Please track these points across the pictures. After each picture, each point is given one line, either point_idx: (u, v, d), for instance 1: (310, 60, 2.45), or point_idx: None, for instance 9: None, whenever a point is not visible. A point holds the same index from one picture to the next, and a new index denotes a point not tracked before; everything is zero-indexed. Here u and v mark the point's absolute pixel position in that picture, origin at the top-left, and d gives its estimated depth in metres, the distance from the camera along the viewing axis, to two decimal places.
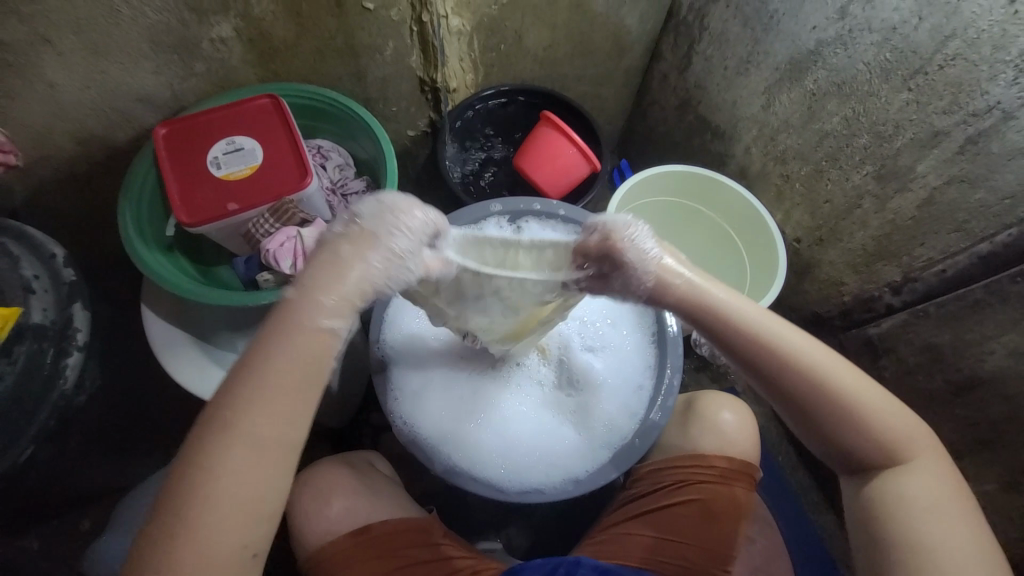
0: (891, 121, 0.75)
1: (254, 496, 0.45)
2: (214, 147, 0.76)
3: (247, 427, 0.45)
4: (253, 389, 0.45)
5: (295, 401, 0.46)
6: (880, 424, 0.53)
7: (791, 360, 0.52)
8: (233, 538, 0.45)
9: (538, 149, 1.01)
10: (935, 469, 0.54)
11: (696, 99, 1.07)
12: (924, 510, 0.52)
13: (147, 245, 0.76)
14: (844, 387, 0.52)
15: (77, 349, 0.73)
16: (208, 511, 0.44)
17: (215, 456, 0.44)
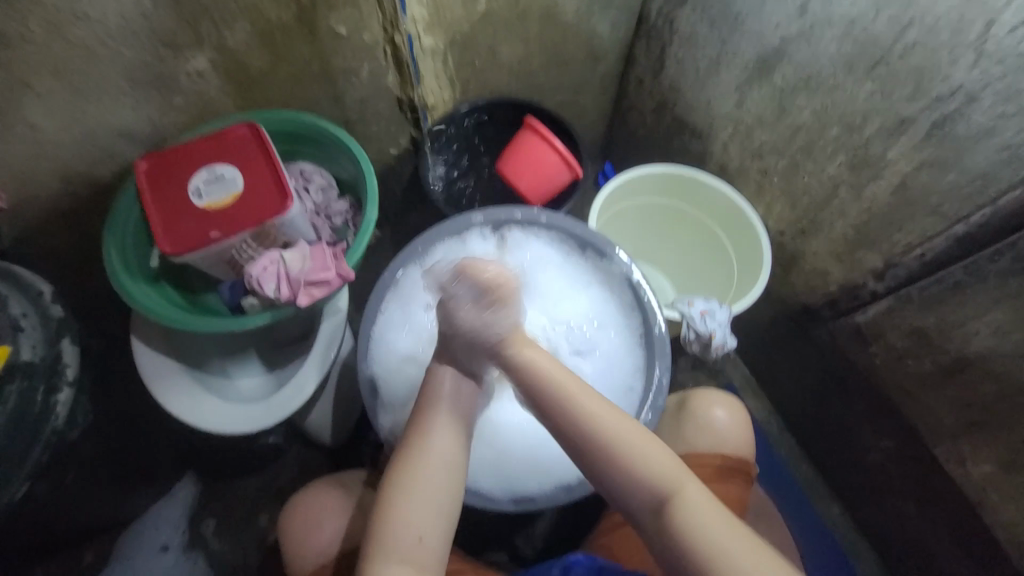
0: (859, 111, 0.76)
1: (445, 492, 0.54)
2: (195, 177, 0.77)
3: (439, 438, 0.56)
4: (437, 414, 0.58)
5: (460, 417, 0.59)
6: (640, 464, 0.54)
7: (560, 414, 0.56)
8: (418, 536, 0.53)
9: (518, 159, 1.02)
10: (700, 494, 0.53)
11: (671, 100, 1.08)
12: (704, 531, 0.50)
13: (133, 278, 0.77)
14: (581, 419, 0.55)
15: (68, 384, 0.73)
16: (418, 514, 0.53)
17: (410, 469, 0.55)
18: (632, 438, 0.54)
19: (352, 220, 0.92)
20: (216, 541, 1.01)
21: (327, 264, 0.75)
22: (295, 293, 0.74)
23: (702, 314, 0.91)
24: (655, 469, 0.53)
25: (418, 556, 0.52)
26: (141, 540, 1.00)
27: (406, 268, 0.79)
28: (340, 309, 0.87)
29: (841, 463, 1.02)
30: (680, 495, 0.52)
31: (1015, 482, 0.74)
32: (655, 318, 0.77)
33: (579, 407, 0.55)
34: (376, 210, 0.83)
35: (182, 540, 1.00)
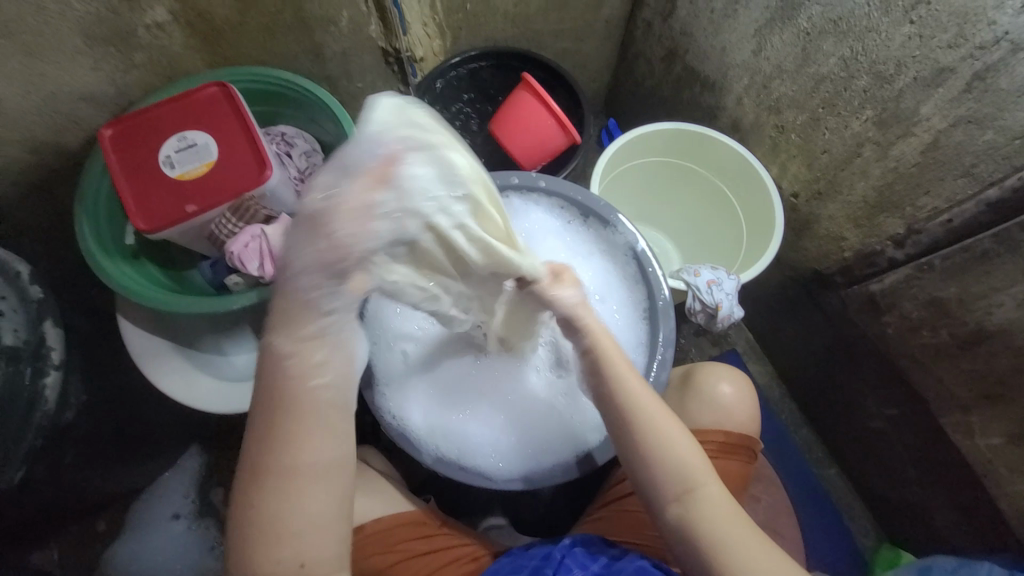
0: (892, 59, 0.69)
1: (322, 513, 0.50)
2: (165, 145, 0.72)
3: (303, 459, 0.48)
4: (294, 430, 0.47)
5: (322, 418, 0.48)
6: (677, 454, 0.55)
7: (605, 404, 0.57)
8: (290, 547, 0.49)
9: (514, 118, 0.94)
10: (719, 493, 0.56)
11: (682, 48, 0.99)
12: (724, 524, 0.54)
13: (109, 255, 0.73)
14: (637, 405, 0.56)
15: (54, 368, 0.71)
16: (278, 522, 0.48)
17: (273, 501, 0.48)
18: (672, 437, 0.56)
19: None
20: (225, 507, 1.02)
21: None
22: None
23: (709, 284, 0.87)
24: (689, 461, 0.56)
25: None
26: (156, 505, 1.03)
27: None
28: None
29: (841, 428, 1.01)
30: (699, 491, 0.55)
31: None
32: (660, 289, 0.73)
33: (626, 401, 0.56)
34: None
35: (193, 509, 1.03)
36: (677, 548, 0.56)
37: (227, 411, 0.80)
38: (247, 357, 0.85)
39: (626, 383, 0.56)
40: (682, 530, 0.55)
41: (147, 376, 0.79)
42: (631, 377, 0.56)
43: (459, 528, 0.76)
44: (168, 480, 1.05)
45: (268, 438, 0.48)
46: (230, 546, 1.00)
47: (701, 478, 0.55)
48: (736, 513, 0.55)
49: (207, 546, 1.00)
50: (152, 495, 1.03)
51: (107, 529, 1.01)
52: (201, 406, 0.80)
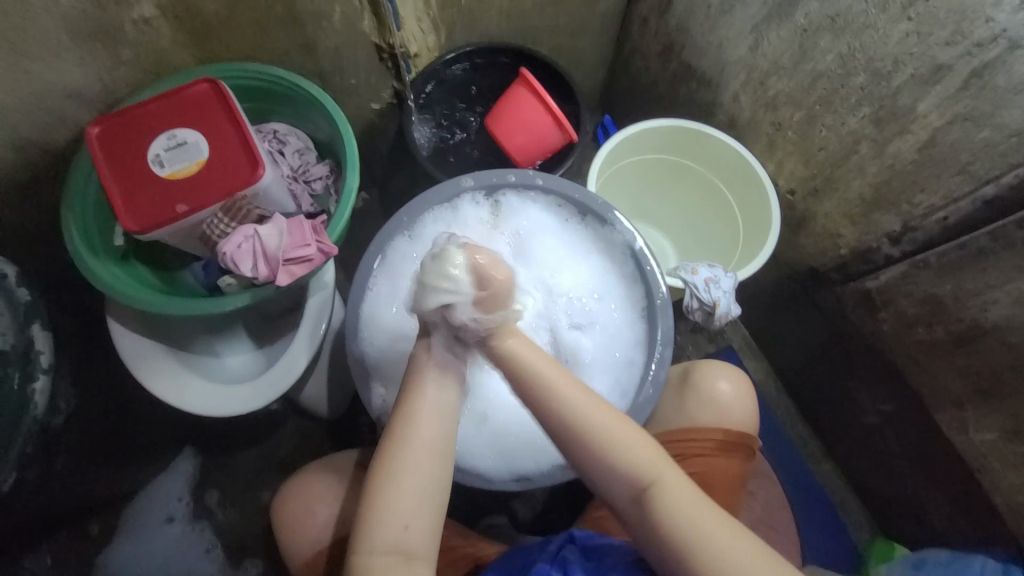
0: (889, 56, 0.69)
1: (437, 487, 0.52)
2: (154, 143, 0.70)
3: (423, 431, 0.52)
4: (421, 406, 0.53)
5: (442, 409, 0.54)
6: (624, 450, 0.54)
7: (540, 407, 0.54)
8: (405, 521, 0.50)
9: (509, 114, 0.94)
10: (681, 482, 0.54)
11: (679, 44, 0.98)
12: (695, 520, 0.52)
13: (98, 258, 0.72)
14: (574, 407, 0.53)
15: (43, 372, 0.70)
16: (396, 493, 0.50)
17: (394, 466, 0.51)
18: (616, 431, 0.54)
19: (334, 185, 0.85)
20: (221, 510, 1.01)
21: (306, 239, 0.70)
22: (274, 272, 0.69)
23: (706, 282, 0.87)
24: (636, 456, 0.54)
25: (405, 549, 0.50)
26: (148, 508, 1.01)
27: (393, 240, 0.74)
28: (327, 284, 0.83)
29: (835, 423, 1.02)
30: (657, 485, 0.54)
31: (1017, 449, 0.73)
32: (658, 288, 0.73)
33: (560, 401, 0.54)
34: (356, 175, 0.76)
35: (188, 511, 1.01)
36: (649, 546, 0.55)
37: (218, 414, 0.78)
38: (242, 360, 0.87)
39: (556, 385, 0.54)
40: (655, 532, 0.53)
41: (137, 377, 0.77)
42: (553, 372, 0.55)
43: (457, 528, 0.76)
44: (160, 483, 1.02)
45: (398, 415, 0.54)
46: (226, 549, 0.99)
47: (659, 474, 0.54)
48: (705, 504, 0.53)
49: (203, 550, 0.99)
50: (144, 500, 1.01)
51: (102, 531, 0.98)
52: (190, 409, 0.77)
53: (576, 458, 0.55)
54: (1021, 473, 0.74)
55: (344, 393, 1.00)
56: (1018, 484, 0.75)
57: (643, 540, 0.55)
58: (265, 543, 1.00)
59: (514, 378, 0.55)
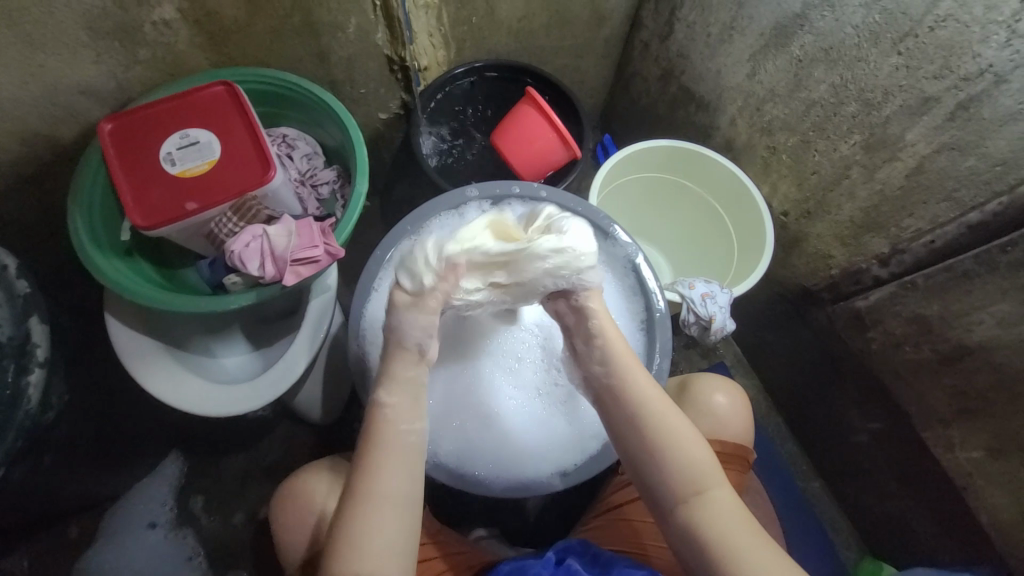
0: (880, 87, 0.73)
1: (392, 537, 0.53)
2: (166, 142, 0.71)
3: (381, 485, 0.54)
4: (383, 461, 0.55)
5: (402, 456, 0.56)
6: (684, 452, 0.57)
7: (618, 407, 0.60)
8: (371, 572, 0.51)
9: (515, 129, 0.96)
10: (730, 497, 0.56)
11: (679, 69, 1.02)
12: (733, 531, 0.54)
13: (103, 252, 0.72)
14: (642, 396, 0.60)
15: (38, 366, 0.69)
16: (360, 549, 0.52)
17: (359, 521, 0.53)
18: (681, 432, 0.58)
19: (340, 190, 0.86)
20: (206, 516, 0.99)
21: (314, 240, 0.71)
22: (281, 272, 0.69)
23: (703, 297, 0.89)
24: (695, 460, 0.57)
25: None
26: (129, 513, 0.98)
27: (402, 242, 0.75)
28: (329, 287, 0.83)
29: (825, 441, 1.04)
30: (709, 493, 0.56)
31: (1002, 467, 0.76)
32: (657, 302, 0.75)
33: (635, 395, 0.60)
34: (365, 180, 0.78)
35: (171, 517, 0.99)
36: (690, 559, 0.55)
37: (215, 415, 0.77)
38: (237, 360, 0.87)
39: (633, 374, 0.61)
40: (691, 535, 0.55)
41: (135, 378, 0.76)
42: (642, 378, 0.61)
43: (453, 537, 0.75)
44: (144, 486, 1.00)
45: (359, 496, 0.54)
46: (210, 557, 0.97)
47: (710, 484, 0.56)
48: (747, 519, 0.55)
49: (184, 557, 0.97)
50: (127, 503, 0.99)
51: (80, 536, 0.96)
52: (191, 410, 0.76)
53: (637, 455, 0.59)
54: (1007, 492, 0.76)
55: (339, 399, 1.00)
56: (1005, 504, 0.77)
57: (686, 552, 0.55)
58: (249, 551, 0.97)
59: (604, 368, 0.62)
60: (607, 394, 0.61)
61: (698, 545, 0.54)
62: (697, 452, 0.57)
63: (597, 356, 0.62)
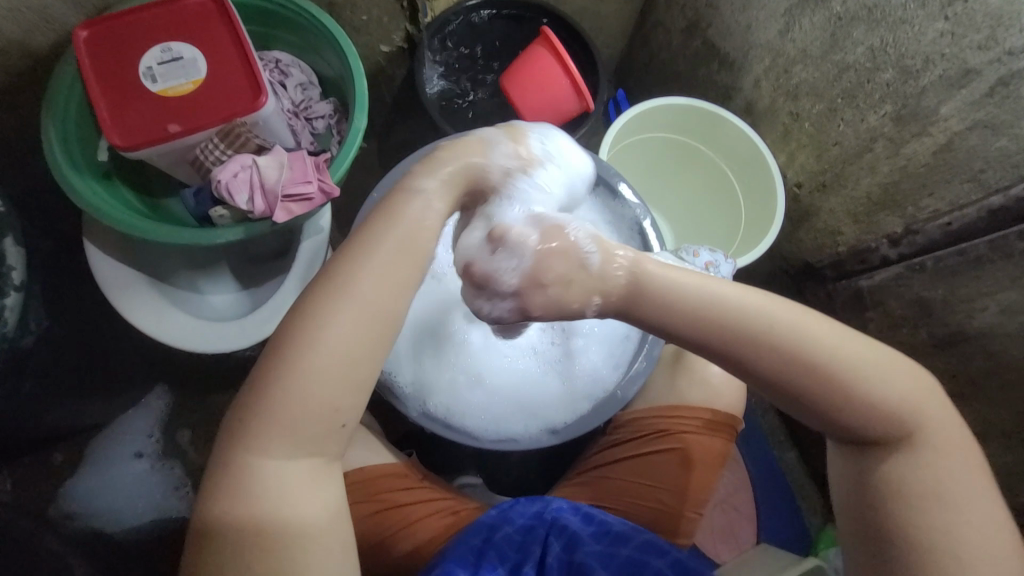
0: (920, 55, 0.68)
1: (354, 355, 0.45)
2: (146, 56, 0.65)
3: (342, 324, 0.45)
4: (374, 256, 0.46)
5: (390, 257, 0.47)
6: (884, 401, 0.48)
7: (811, 372, 0.47)
8: (319, 386, 0.45)
9: (527, 71, 0.89)
10: (940, 443, 0.48)
11: (705, 20, 0.95)
12: (951, 485, 0.47)
13: (78, 172, 0.67)
14: (829, 353, 0.47)
15: (15, 289, 0.66)
16: (318, 350, 0.44)
17: (324, 317, 0.45)
18: (885, 380, 0.48)
19: (336, 125, 0.80)
20: (192, 450, 0.99)
21: (307, 175, 0.67)
22: (272, 208, 0.66)
23: (707, 266, 0.87)
24: (897, 406, 0.48)
25: (319, 417, 0.45)
26: (112, 444, 0.98)
27: None
28: (322, 229, 0.80)
29: None
30: (918, 443, 0.48)
31: (980, 451, 0.78)
32: None
33: (822, 346, 0.47)
34: (364, 116, 0.72)
35: (156, 448, 0.99)
36: (858, 510, 0.50)
37: (200, 352, 0.75)
38: (225, 298, 0.84)
39: (820, 332, 0.47)
40: (893, 496, 0.48)
41: (116, 308, 0.73)
42: (830, 329, 0.48)
43: (439, 484, 0.76)
44: (129, 418, 0.99)
45: (332, 282, 0.46)
46: (198, 489, 0.98)
47: (921, 428, 0.48)
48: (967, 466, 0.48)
49: (170, 487, 0.98)
50: (110, 434, 0.98)
51: (65, 462, 0.96)
52: (176, 345, 0.74)
53: (819, 405, 0.48)
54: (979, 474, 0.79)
55: None
56: None
57: (861, 503, 0.50)
58: None
59: (781, 328, 0.47)
60: (795, 355, 0.47)
61: (882, 496, 0.49)
62: (905, 392, 0.48)
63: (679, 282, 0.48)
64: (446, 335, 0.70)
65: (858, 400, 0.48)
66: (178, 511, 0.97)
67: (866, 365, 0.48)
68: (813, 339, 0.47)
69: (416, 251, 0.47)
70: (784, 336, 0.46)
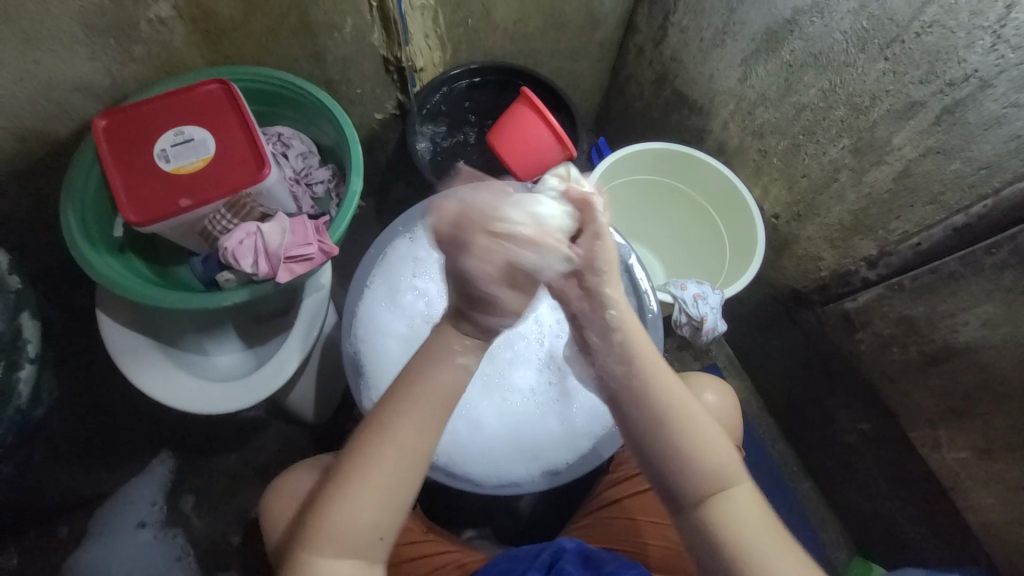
0: (867, 92, 0.74)
1: (396, 489, 0.50)
2: (161, 139, 0.71)
3: (394, 461, 0.50)
4: (411, 401, 0.52)
5: (427, 401, 0.52)
6: (704, 448, 0.54)
7: (641, 406, 0.55)
8: (366, 525, 0.49)
9: (511, 127, 0.96)
10: (751, 496, 0.54)
11: (672, 73, 1.03)
12: (750, 538, 0.51)
13: (93, 246, 0.71)
14: (658, 396, 0.55)
15: (29, 361, 0.69)
16: (365, 491, 0.49)
17: (371, 462, 0.50)
18: (705, 433, 0.54)
19: (335, 188, 0.86)
20: (196, 516, 0.98)
21: (308, 237, 0.71)
22: (275, 269, 0.70)
23: (695, 298, 0.90)
24: (715, 456, 0.54)
25: (367, 550, 0.50)
26: (116, 514, 0.97)
27: (395, 242, 0.76)
28: (322, 286, 0.83)
29: (818, 442, 1.04)
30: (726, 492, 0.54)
31: (991, 468, 0.77)
32: (648, 302, 0.75)
33: (656, 389, 0.55)
34: (360, 179, 0.78)
35: (160, 517, 0.98)
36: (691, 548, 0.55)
37: (204, 413, 0.76)
38: (230, 357, 0.86)
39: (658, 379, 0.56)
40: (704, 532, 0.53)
41: (124, 373, 0.75)
42: (666, 378, 0.56)
43: (444, 534, 0.75)
44: (132, 486, 0.99)
45: (374, 427, 0.51)
46: (200, 557, 0.96)
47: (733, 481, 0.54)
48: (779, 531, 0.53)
49: (174, 557, 0.96)
50: (114, 503, 0.97)
51: (69, 535, 0.95)
52: (179, 407, 0.76)
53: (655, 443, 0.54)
54: (993, 492, 0.77)
55: (330, 399, 1.00)
56: (992, 504, 0.78)
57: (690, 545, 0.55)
58: (240, 551, 0.97)
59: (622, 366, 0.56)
60: (623, 387, 0.56)
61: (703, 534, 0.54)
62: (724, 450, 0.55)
63: (616, 352, 0.56)
64: None
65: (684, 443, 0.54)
66: None
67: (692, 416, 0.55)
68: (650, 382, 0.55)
69: (452, 394, 0.53)
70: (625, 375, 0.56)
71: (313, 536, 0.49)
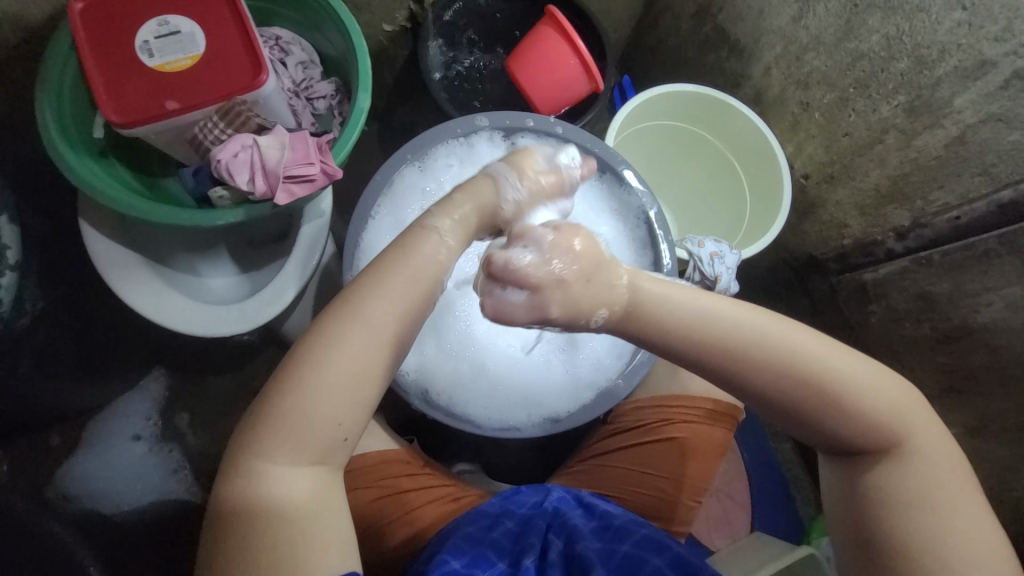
0: (936, 44, 0.67)
1: (359, 369, 0.47)
2: (143, 30, 0.63)
3: (358, 339, 0.47)
4: (386, 282, 0.48)
5: (399, 282, 0.49)
6: (872, 402, 0.50)
7: (802, 373, 0.48)
8: (325, 402, 0.46)
9: (534, 52, 0.87)
10: (930, 445, 0.51)
11: (716, 5, 0.91)
12: (932, 499, 0.48)
13: (71, 146, 0.65)
14: (809, 357, 0.48)
15: (10, 269, 0.65)
16: (325, 365, 0.46)
17: (337, 336, 0.47)
18: (873, 389, 0.50)
19: (338, 107, 0.79)
20: (192, 433, 0.99)
21: (309, 156, 0.65)
22: (273, 189, 0.64)
23: (711, 256, 0.87)
24: (881, 410, 0.50)
25: (324, 428, 0.47)
26: (111, 426, 0.97)
27: (403, 170, 0.71)
28: (322, 213, 0.78)
29: None
30: (900, 449, 0.50)
31: (978, 445, 0.79)
32: (664, 255, 0.72)
33: (809, 357, 0.48)
34: (367, 96, 0.70)
35: (155, 431, 0.99)
36: (847, 513, 0.52)
37: (198, 334, 0.74)
38: (224, 281, 0.83)
39: (802, 340, 0.49)
40: (867, 499, 0.51)
41: (110, 287, 0.72)
42: (818, 344, 0.49)
43: (439, 469, 0.76)
44: (127, 402, 0.99)
45: (345, 302, 0.48)
46: (195, 471, 0.98)
47: (908, 432, 0.50)
48: (967, 484, 0.50)
49: (169, 469, 0.98)
50: (110, 416, 0.98)
51: (62, 443, 0.95)
52: (171, 327, 0.73)
53: (813, 412, 0.49)
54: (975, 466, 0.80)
55: None
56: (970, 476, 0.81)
57: (846, 513, 0.52)
58: None
59: (748, 338, 0.48)
60: (764, 357, 0.48)
61: (868, 497, 0.51)
62: (893, 401, 0.50)
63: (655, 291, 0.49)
64: (450, 323, 0.69)
65: (850, 406, 0.49)
66: (177, 492, 0.97)
67: (852, 375, 0.49)
68: (799, 349, 0.48)
69: (425, 284, 0.49)
70: (759, 341, 0.48)
71: (268, 407, 0.47)
